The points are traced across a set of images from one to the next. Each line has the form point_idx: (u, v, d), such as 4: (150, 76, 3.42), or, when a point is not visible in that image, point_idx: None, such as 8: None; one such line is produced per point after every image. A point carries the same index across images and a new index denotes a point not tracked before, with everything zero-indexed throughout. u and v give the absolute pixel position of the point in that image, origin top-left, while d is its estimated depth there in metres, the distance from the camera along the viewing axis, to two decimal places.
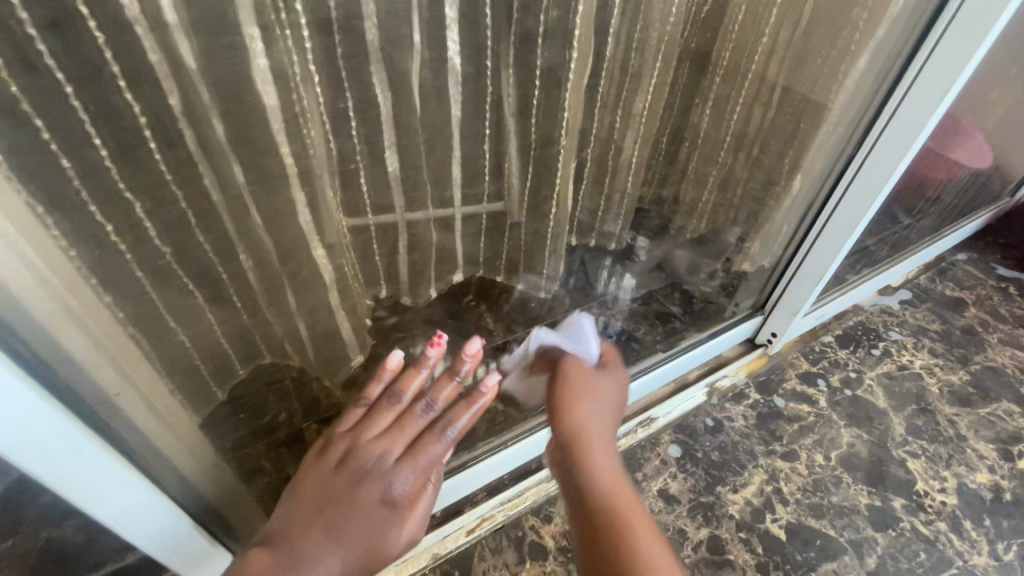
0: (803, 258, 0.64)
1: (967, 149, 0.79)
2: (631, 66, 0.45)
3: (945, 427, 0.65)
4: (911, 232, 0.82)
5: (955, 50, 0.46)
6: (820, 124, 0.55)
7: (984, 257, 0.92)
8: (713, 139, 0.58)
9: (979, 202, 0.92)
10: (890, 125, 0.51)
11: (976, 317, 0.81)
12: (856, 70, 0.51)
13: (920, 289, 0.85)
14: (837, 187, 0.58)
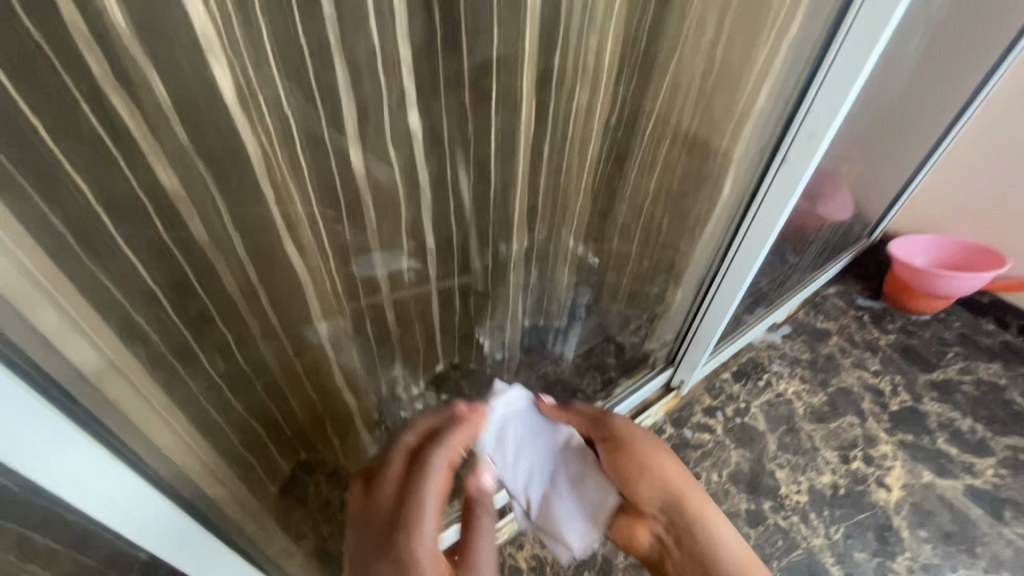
0: (699, 320, 0.85)
1: (835, 205, 0.99)
2: (555, 222, 0.64)
3: (805, 441, 0.88)
4: (791, 271, 1.05)
5: (813, 125, 0.56)
6: (724, 175, 0.66)
7: (849, 289, 1.17)
8: (637, 189, 0.68)
9: (846, 245, 1.17)
10: (772, 187, 0.63)
11: (837, 345, 1.05)
12: (747, 133, 0.62)
13: (799, 323, 1.09)
14: (738, 234, 0.70)
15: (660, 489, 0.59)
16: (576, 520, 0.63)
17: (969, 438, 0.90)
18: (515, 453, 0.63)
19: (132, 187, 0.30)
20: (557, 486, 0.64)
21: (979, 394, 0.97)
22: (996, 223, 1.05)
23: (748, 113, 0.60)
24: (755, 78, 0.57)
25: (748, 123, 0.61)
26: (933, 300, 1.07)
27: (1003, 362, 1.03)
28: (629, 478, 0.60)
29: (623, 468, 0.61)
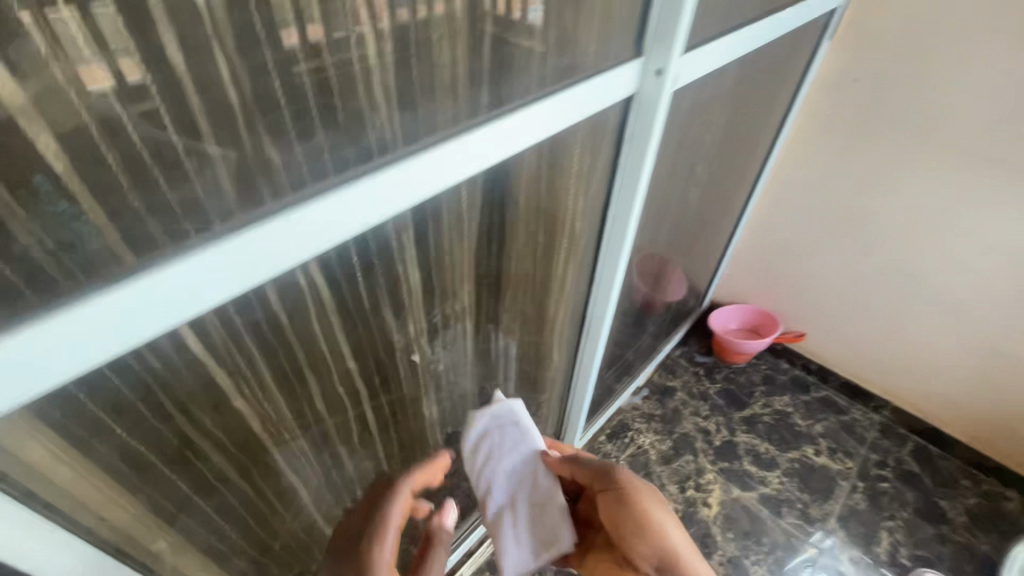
0: (570, 411, 1.20)
1: (672, 281, 1.40)
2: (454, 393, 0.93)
3: (654, 480, 1.26)
4: (645, 337, 1.45)
5: (634, 151, 0.72)
6: (580, 220, 0.81)
7: (690, 349, 1.58)
8: (526, 271, 0.84)
9: (684, 315, 1.57)
10: (618, 203, 0.79)
11: (681, 398, 1.45)
12: (592, 181, 0.76)
13: (656, 384, 1.49)
14: (598, 251, 0.88)
15: (659, 554, 0.63)
16: (522, 543, 0.69)
17: (765, 457, 1.32)
18: (495, 453, 0.75)
19: (202, 484, 0.57)
20: (516, 506, 0.71)
21: (774, 422, 1.39)
22: (774, 299, 1.48)
23: (558, 306, 0.95)
24: (578, 180, 0.74)
25: (563, 308, 0.97)
26: (741, 354, 1.49)
27: (791, 393, 1.46)
28: (625, 532, 0.65)
29: (627, 528, 0.65)
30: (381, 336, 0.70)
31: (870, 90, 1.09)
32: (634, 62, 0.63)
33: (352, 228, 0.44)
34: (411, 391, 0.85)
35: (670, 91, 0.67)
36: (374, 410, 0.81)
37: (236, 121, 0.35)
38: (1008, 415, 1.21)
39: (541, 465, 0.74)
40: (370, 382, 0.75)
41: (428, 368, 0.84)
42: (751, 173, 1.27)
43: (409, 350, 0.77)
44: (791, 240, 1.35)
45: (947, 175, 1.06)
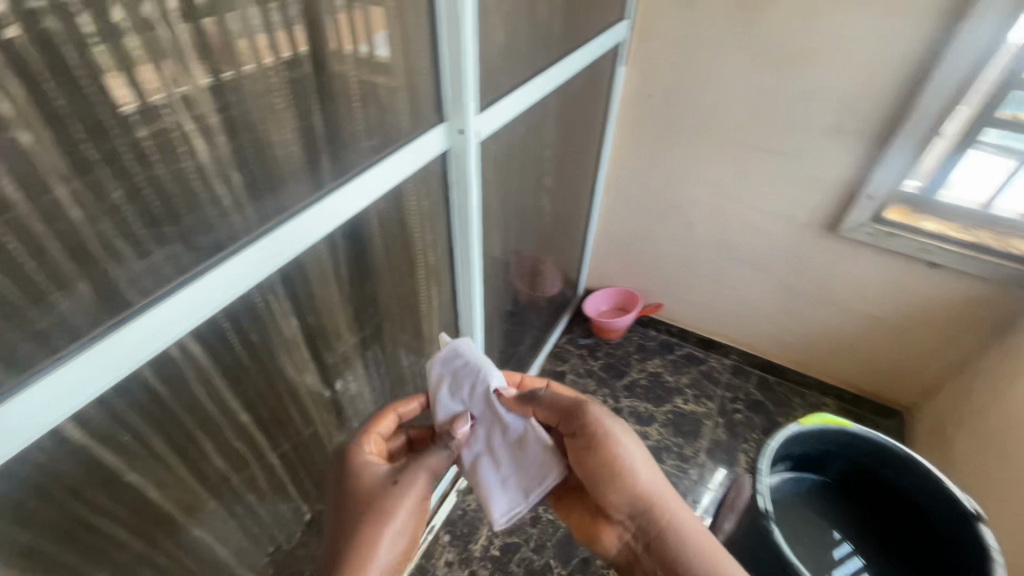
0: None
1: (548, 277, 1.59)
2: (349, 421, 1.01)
3: None
4: (531, 332, 1.63)
5: (460, 194, 0.86)
6: (433, 251, 0.94)
7: (575, 334, 1.78)
8: (398, 302, 0.95)
9: (563, 306, 1.78)
10: (459, 235, 0.93)
11: (571, 379, 1.65)
12: (433, 219, 0.89)
13: (548, 372, 1.67)
14: (456, 275, 1.01)
15: (630, 498, 0.75)
16: (506, 484, 0.80)
17: (643, 414, 1.54)
18: (461, 402, 0.82)
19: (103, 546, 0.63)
20: (493, 453, 0.80)
21: (649, 383, 1.62)
22: (633, 278, 1.72)
23: (432, 325, 1.06)
24: (422, 219, 0.87)
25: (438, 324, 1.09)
26: (614, 330, 1.71)
27: (660, 356, 1.70)
28: (604, 482, 0.75)
29: (605, 477, 0.75)
30: (273, 385, 0.78)
31: (662, 102, 1.32)
32: (436, 129, 0.76)
33: (200, 315, 0.54)
34: (311, 428, 0.93)
35: (476, 144, 0.81)
36: (279, 454, 0.88)
37: (92, 251, 0.44)
38: (813, 342, 1.51)
39: (503, 407, 0.81)
40: (268, 430, 0.82)
41: (324, 405, 0.93)
42: (589, 176, 1.49)
43: (301, 393, 0.85)
44: (633, 228, 1.59)
45: (727, 166, 1.31)
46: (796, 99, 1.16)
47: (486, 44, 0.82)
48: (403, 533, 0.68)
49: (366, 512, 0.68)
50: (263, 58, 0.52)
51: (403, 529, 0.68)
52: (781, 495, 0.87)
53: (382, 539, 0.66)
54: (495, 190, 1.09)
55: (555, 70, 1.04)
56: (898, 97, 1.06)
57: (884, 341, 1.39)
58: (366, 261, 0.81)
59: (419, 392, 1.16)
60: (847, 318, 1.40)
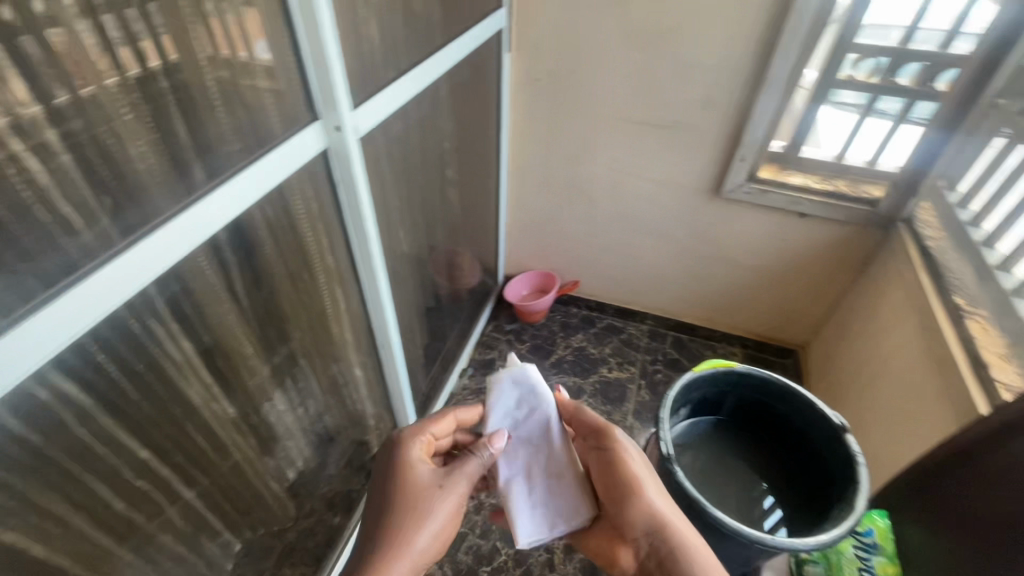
0: (398, 411, 1.31)
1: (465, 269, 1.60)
2: (270, 440, 0.98)
3: None
4: (456, 324, 1.64)
5: (350, 192, 0.84)
6: (333, 254, 0.92)
7: (500, 321, 1.81)
8: (304, 309, 0.92)
9: (484, 295, 1.81)
10: (356, 235, 0.91)
11: (501, 365, 1.68)
12: (327, 220, 0.87)
13: (479, 361, 1.69)
14: (360, 277, 0.98)
15: (646, 511, 0.78)
16: (534, 513, 0.82)
17: (573, 388, 1.60)
18: (515, 422, 0.87)
19: None
20: (530, 476, 0.84)
21: (575, 358, 1.68)
22: (548, 260, 1.77)
23: (345, 328, 1.04)
24: (314, 222, 0.84)
25: (351, 328, 1.07)
26: (537, 313, 1.75)
27: (583, 331, 1.77)
28: (622, 499, 0.80)
29: (622, 492, 0.80)
30: (176, 414, 0.74)
31: (550, 85, 1.36)
32: (311, 127, 0.74)
33: (28, 364, 0.48)
34: (230, 458, 0.88)
35: (355, 139, 0.79)
36: (196, 489, 0.83)
37: None
38: (716, 298, 1.63)
39: (555, 435, 0.85)
40: (177, 464, 0.77)
41: (240, 428, 0.88)
42: (492, 163, 1.51)
43: (211, 420, 0.81)
44: (542, 211, 1.63)
45: (620, 142, 1.38)
46: (669, 73, 1.24)
47: (356, 37, 0.81)
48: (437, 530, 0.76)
49: (409, 509, 0.76)
50: (98, 70, 0.50)
51: (436, 528, 0.76)
52: (683, 440, 0.95)
53: (421, 532, 0.74)
54: (393, 185, 1.08)
55: (436, 58, 1.05)
56: (754, 64, 1.17)
57: (773, 288, 1.53)
58: (258, 271, 0.78)
59: (342, 398, 1.15)
60: (741, 272, 1.52)
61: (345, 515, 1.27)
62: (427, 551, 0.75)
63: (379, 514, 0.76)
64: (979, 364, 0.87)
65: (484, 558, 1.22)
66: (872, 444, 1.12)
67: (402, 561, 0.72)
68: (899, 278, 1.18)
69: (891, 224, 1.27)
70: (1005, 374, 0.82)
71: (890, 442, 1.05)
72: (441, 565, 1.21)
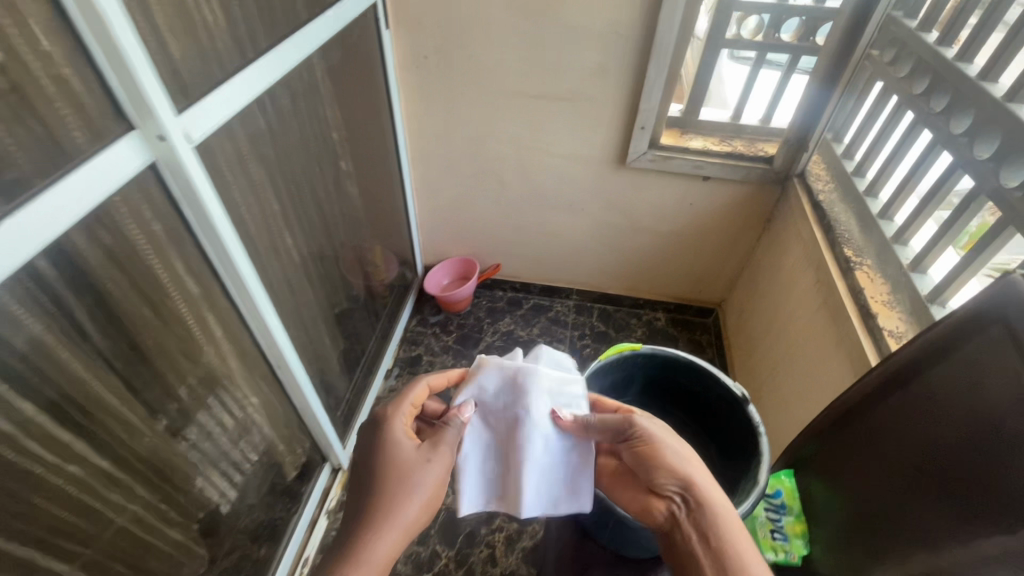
0: (314, 429, 1.23)
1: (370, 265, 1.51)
2: (170, 490, 0.86)
3: None
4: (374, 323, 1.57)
5: (197, 207, 0.74)
6: (200, 276, 0.81)
7: (423, 315, 1.74)
8: (182, 340, 0.80)
9: (402, 289, 1.73)
10: (214, 251, 0.80)
11: (428, 361, 1.62)
12: (181, 241, 0.76)
13: (404, 360, 1.62)
14: (235, 296, 0.89)
15: (678, 473, 0.72)
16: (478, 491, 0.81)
17: None
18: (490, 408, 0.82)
19: None
20: (486, 457, 0.82)
21: (503, 343, 1.65)
22: (466, 245, 1.70)
23: (233, 351, 0.93)
24: (166, 245, 0.73)
25: (242, 352, 0.97)
26: (461, 302, 1.70)
27: (510, 314, 1.74)
28: (649, 467, 0.74)
29: (652, 460, 0.74)
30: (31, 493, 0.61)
31: (439, 62, 1.27)
32: (124, 140, 0.62)
33: None
34: (116, 523, 0.75)
35: (188, 148, 0.69)
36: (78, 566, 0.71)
37: None
38: (636, 267, 1.64)
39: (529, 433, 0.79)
40: (43, 545, 0.65)
41: (123, 482, 0.75)
42: (390, 149, 1.42)
43: (76, 483, 0.67)
44: (451, 195, 1.56)
45: (521, 117, 1.32)
46: (562, 42, 1.18)
47: (186, 20, 0.69)
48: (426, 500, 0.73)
49: (406, 484, 0.71)
50: None
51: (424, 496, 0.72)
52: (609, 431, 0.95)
53: (409, 504, 0.71)
54: (269, 187, 0.97)
55: (298, 41, 0.93)
56: (643, 28, 1.13)
57: (687, 252, 1.55)
58: (106, 308, 0.66)
59: (252, 427, 1.04)
60: (656, 239, 1.53)
61: (270, 547, 1.19)
62: (415, 520, 0.71)
63: (365, 489, 0.72)
64: (868, 314, 0.90)
65: (424, 566, 1.19)
66: (781, 397, 1.17)
67: (387, 534, 0.69)
68: (795, 234, 1.22)
69: (787, 180, 1.29)
70: (889, 322, 0.87)
71: (797, 393, 1.10)
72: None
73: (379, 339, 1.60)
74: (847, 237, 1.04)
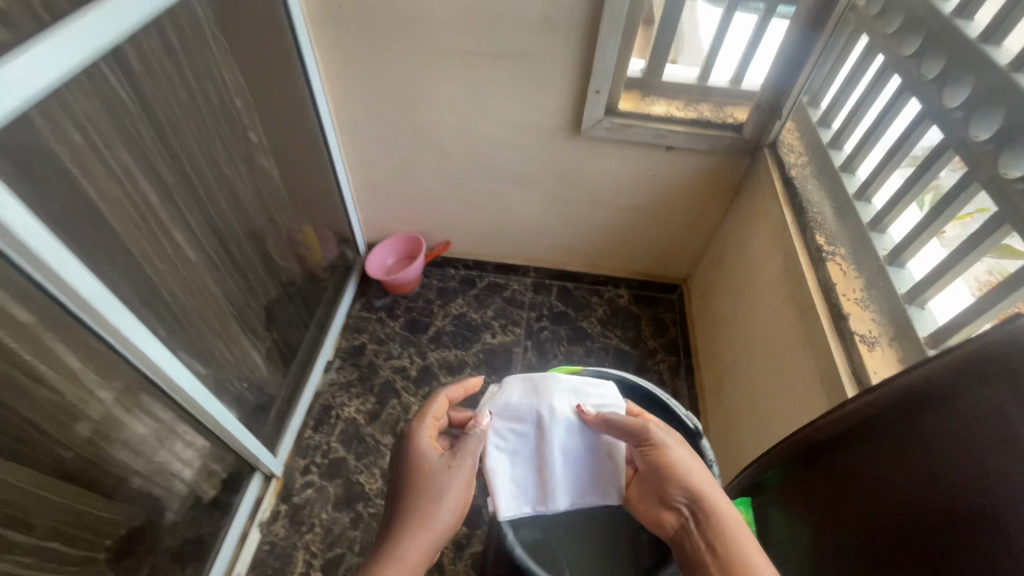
0: (236, 445, 1.09)
1: (294, 249, 1.36)
2: (19, 529, 0.76)
3: (370, 442, 1.31)
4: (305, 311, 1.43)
5: (10, 224, 0.57)
6: (35, 299, 0.65)
7: (368, 298, 1.59)
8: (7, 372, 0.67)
9: (341, 271, 1.58)
10: (51, 277, 0.63)
11: (372, 350, 1.49)
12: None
13: (347, 349, 1.49)
14: (91, 324, 0.71)
15: (688, 482, 0.70)
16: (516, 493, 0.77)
17: (454, 364, 1.46)
18: (515, 414, 0.79)
19: None
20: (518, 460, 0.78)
21: (455, 328, 1.53)
22: (411, 221, 1.54)
23: (102, 376, 0.78)
24: None
25: (122, 374, 0.82)
26: (408, 284, 1.55)
27: (462, 295, 1.61)
28: (661, 477, 0.71)
29: (662, 470, 0.71)
30: None
31: (358, 12, 1.07)
32: None
33: None
34: None
35: None
36: None
37: None
38: (596, 242, 1.51)
39: (562, 429, 0.78)
40: None
41: None
42: (310, 115, 1.22)
43: None
44: (388, 166, 1.38)
45: (461, 79, 1.14)
46: None
47: None
48: (455, 508, 0.69)
49: (430, 493, 0.69)
50: None
51: (455, 503, 0.69)
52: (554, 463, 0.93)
53: (439, 511, 0.68)
54: (125, 177, 0.80)
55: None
56: None
57: (650, 226, 1.43)
58: None
59: (144, 448, 0.93)
60: (616, 214, 1.40)
61: (193, 568, 1.09)
62: (446, 529, 0.68)
63: (394, 505, 0.70)
64: (838, 313, 0.81)
65: None
66: (746, 392, 1.09)
67: (422, 538, 0.66)
68: (763, 212, 1.10)
69: (757, 149, 1.16)
70: (860, 325, 0.78)
71: (761, 388, 1.02)
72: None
73: (316, 329, 1.46)
74: (819, 223, 0.92)
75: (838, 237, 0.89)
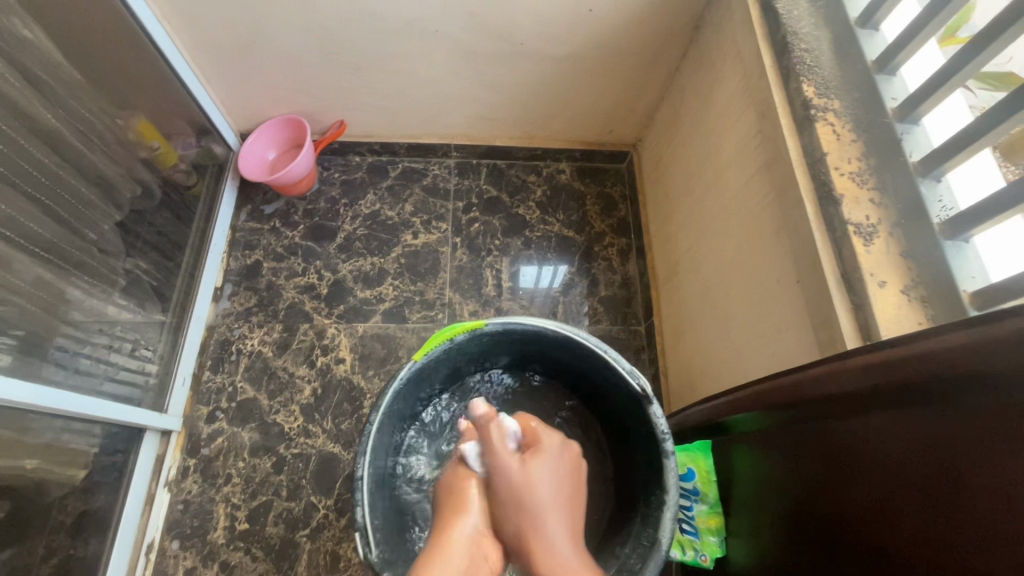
0: (97, 415, 0.89)
1: (128, 153, 1.02)
2: None
3: (283, 377, 1.14)
4: (172, 231, 1.13)
5: None
6: None
7: (254, 205, 1.30)
8: None
9: (211, 174, 1.25)
10: None
11: (270, 268, 1.24)
12: None
13: (237, 271, 1.24)
14: None
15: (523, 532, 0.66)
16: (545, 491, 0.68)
17: (371, 274, 1.24)
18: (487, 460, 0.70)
19: None
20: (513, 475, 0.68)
21: (368, 231, 1.28)
22: (287, 98, 1.19)
23: None
24: None
25: None
26: (299, 182, 1.25)
27: (372, 187, 1.32)
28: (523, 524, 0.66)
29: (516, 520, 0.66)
30: None
31: None
32: None
33: None
34: None
35: None
36: None
37: None
38: (528, 106, 1.21)
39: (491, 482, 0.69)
40: None
41: None
42: None
43: None
44: (234, 20, 0.99)
45: None
46: None
47: None
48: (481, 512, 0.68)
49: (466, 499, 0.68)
50: None
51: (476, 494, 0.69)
52: (451, 401, 0.83)
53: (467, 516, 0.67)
54: None
55: None
56: None
57: (591, 81, 1.13)
58: None
59: None
60: (549, 68, 1.09)
61: (98, 544, 0.96)
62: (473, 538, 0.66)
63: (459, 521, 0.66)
64: (826, 193, 0.60)
65: (299, 523, 1.03)
66: (704, 286, 0.94)
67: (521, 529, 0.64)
68: (734, 51, 0.83)
69: None
70: (855, 211, 0.58)
71: (720, 283, 0.87)
72: (248, 548, 1.01)
73: (191, 253, 1.17)
74: (809, 66, 0.67)
75: (831, 86, 0.65)
